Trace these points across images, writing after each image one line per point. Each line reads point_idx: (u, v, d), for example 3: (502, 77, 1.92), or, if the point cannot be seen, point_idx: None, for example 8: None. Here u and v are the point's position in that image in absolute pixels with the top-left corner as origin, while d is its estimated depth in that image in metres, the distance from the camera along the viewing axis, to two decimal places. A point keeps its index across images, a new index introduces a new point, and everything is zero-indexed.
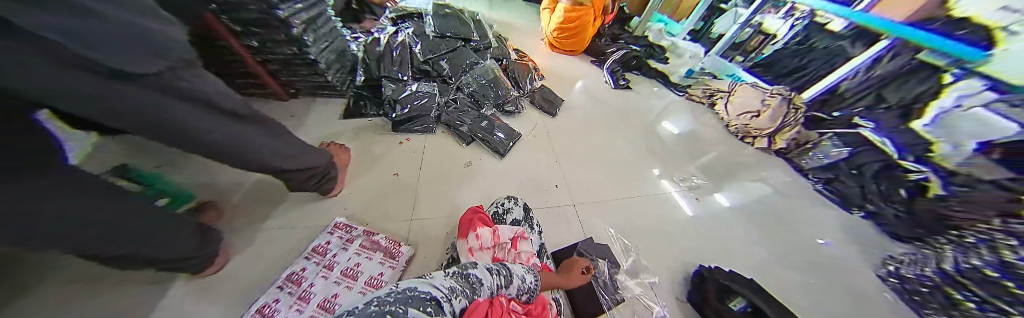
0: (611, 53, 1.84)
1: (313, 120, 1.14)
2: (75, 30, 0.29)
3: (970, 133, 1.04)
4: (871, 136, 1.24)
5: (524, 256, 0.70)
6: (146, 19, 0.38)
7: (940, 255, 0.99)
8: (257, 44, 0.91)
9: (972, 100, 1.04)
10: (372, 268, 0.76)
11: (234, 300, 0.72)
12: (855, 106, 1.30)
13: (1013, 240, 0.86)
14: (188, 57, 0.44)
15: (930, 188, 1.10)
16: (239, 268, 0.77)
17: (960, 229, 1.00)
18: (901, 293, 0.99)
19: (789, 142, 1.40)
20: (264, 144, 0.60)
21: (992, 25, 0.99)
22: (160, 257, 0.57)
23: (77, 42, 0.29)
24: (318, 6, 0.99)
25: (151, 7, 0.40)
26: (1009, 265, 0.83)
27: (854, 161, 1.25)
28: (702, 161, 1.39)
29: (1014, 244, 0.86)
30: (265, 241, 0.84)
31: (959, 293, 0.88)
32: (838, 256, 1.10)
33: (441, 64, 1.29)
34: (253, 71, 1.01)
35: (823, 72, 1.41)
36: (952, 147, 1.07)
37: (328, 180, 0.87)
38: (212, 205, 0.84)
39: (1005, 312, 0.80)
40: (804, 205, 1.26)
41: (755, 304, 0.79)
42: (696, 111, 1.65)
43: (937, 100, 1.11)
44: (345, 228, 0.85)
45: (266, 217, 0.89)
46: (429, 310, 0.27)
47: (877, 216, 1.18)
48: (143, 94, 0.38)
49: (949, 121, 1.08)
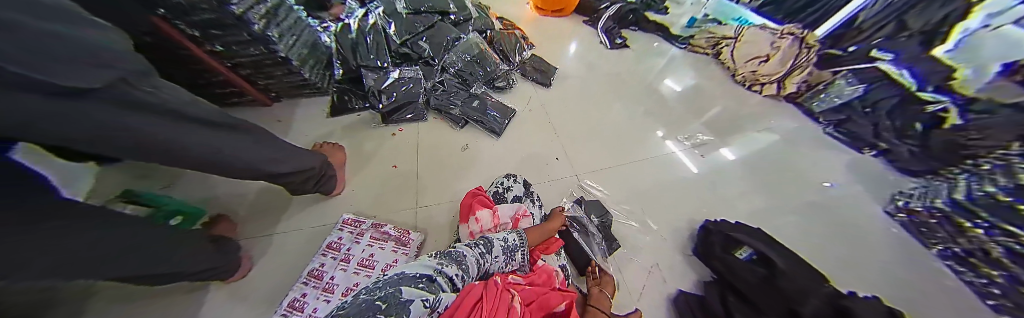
0: (604, 9, 1.68)
1: (301, 122, 1.12)
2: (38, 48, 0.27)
3: (997, 55, 0.88)
4: (889, 69, 1.12)
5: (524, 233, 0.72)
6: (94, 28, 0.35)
7: (953, 184, 0.96)
8: (222, 48, 0.86)
9: (1002, 19, 0.85)
10: (385, 257, 0.79)
11: (264, 299, 0.78)
12: (872, 39, 1.13)
13: None
14: (141, 67, 0.40)
15: (946, 119, 1.02)
16: (262, 271, 0.82)
17: (975, 158, 0.93)
18: (911, 226, 1.01)
19: (800, 85, 1.32)
20: (246, 151, 0.58)
21: None
22: (186, 271, 0.60)
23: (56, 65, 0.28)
24: None
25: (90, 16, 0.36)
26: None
27: (868, 99, 1.18)
28: (706, 117, 1.33)
29: None
30: (282, 244, 0.87)
31: (971, 222, 0.87)
32: (843, 197, 1.10)
33: (421, 44, 1.20)
34: (227, 78, 0.97)
35: (839, 3, 1.17)
36: (976, 72, 0.93)
37: (328, 179, 0.87)
38: (223, 218, 0.86)
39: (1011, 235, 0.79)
40: (812, 150, 1.23)
41: (760, 252, 0.80)
42: (700, 64, 1.56)
43: (964, 21, 0.93)
44: (354, 223, 0.87)
45: (276, 223, 0.91)
46: (422, 286, 0.33)
47: (889, 154, 1.14)
48: (112, 112, 0.35)
49: (971, 45, 0.92)
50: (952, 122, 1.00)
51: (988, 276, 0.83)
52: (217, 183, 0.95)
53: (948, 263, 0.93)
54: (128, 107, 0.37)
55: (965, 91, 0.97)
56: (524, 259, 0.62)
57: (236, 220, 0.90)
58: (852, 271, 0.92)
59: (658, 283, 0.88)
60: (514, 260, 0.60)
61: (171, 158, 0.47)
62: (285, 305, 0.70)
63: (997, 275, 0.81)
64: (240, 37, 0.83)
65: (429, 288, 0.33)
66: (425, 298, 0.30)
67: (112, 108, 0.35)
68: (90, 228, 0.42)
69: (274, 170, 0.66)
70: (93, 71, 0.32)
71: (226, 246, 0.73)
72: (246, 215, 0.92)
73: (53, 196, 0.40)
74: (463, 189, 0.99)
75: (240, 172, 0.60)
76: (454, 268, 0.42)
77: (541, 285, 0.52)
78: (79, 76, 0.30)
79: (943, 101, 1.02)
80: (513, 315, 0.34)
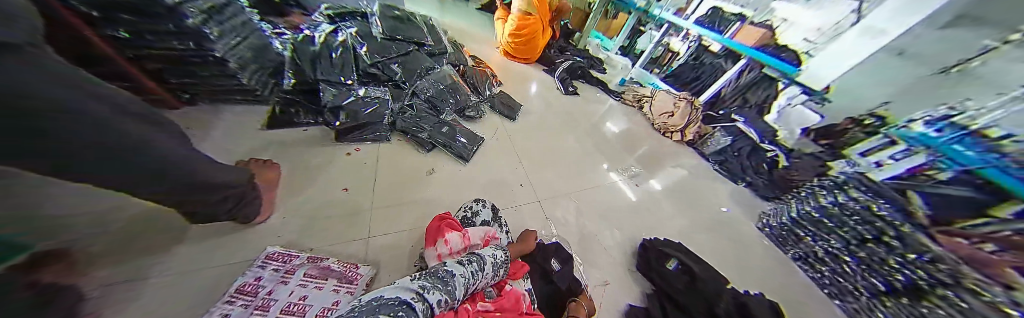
0: (560, 63, 1.96)
1: (223, 135, 0.87)
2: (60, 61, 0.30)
3: (845, 110, 1.18)
4: (744, 128, 1.49)
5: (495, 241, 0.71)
6: (50, 57, 0.31)
7: (788, 205, 1.22)
8: (129, 36, 0.63)
9: (795, 101, 1.35)
10: (324, 298, 0.55)
11: None
12: (731, 106, 1.61)
13: (845, 177, 1.08)
14: (142, 111, 0.40)
15: (832, 167, 1.18)
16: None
17: (798, 188, 1.23)
18: (772, 237, 1.19)
19: (694, 134, 1.63)
20: (187, 165, 0.46)
21: (799, 50, 1.34)
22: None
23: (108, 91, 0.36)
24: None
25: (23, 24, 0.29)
26: (858, 200, 0.99)
27: (735, 146, 1.50)
28: (638, 154, 1.51)
29: (864, 197, 0.98)
30: (158, 290, 0.56)
31: (804, 233, 1.10)
32: (735, 219, 1.28)
33: (393, 67, 1.14)
34: (143, 81, 0.73)
35: (710, 81, 1.72)
36: (825, 126, 1.25)
37: (250, 203, 0.66)
38: (66, 252, 0.52)
39: (848, 247, 0.97)
40: (711, 182, 1.46)
41: (683, 262, 0.92)
42: (629, 114, 1.83)
43: (776, 101, 1.44)
44: (282, 259, 0.65)
45: (156, 262, 0.61)
46: (401, 315, 0.31)
47: (752, 185, 1.41)
48: (73, 104, 0.31)
49: (786, 116, 1.39)
50: (874, 179, 1.03)
51: (875, 315, 0.89)
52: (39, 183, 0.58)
53: (826, 291, 1.02)
54: (117, 111, 0.36)
55: (874, 154, 1.07)
56: (505, 273, 0.63)
57: (81, 260, 0.54)
58: (758, 279, 1.03)
59: (613, 299, 0.87)
60: (499, 273, 0.60)
61: (128, 173, 0.40)
62: None
63: (875, 281, 0.89)
64: (162, 27, 0.67)
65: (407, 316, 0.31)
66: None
67: (105, 111, 0.34)
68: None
69: (212, 178, 0.52)
70: (84, 84, 0.33)
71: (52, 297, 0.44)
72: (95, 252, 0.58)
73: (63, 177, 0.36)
74: (423, 204, 0.92)
75: (148, 185, 0.43)
76: (437, 294, 0.40)
77: (512, 309, 0.53)
78: (117, 100, 0.37)
79: (841, 161, 1.16)
80: None
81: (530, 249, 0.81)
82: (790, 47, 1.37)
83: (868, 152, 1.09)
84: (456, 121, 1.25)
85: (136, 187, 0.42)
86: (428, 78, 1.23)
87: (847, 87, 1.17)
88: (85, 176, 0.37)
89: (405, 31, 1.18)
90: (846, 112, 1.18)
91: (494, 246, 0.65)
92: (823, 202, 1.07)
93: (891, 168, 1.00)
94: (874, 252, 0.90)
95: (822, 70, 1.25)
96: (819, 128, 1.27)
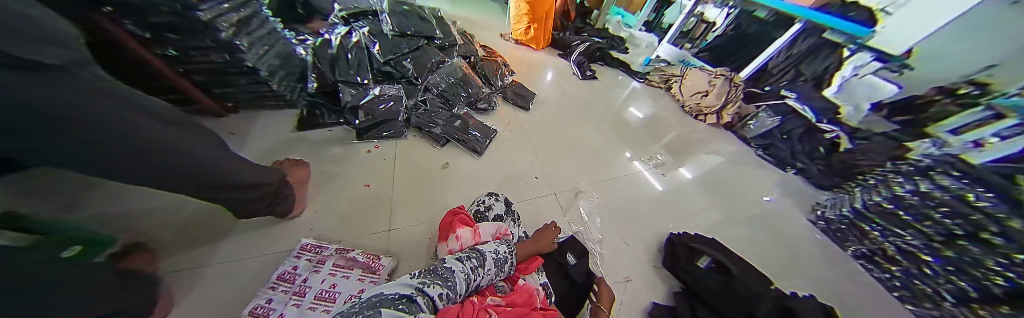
0: (576, 46, 1.83)
1: (261, 138, 0.96)
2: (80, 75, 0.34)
3: (929, 79, 1.02)
4: (796, 104, 1.30)
5: (503, 234, 0.71)
6: (84, 74, 0.35)
7: (852, 195, 1.05)
8: (176, 54, 0.72)
9: (865, 70, 1.17)
10: (349, 287, 0.62)
11: None
12: (780, 80, 1.38)
13: (925, 160, 0.91)
14: (174, 117, 0.45)
15: (910, 148, 0.99)
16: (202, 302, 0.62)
17: (865, 174, 1.04)
18: (828, 233, 1.04)
19: (733, 116, 1.45)
20: (219, 165, 0.51)
21: (874, 8, 1.15)
22: (122, 300, 0.47)
23: (132, 101, 0.39)
24: (251, 5, 0.88)
25: (56, 45, 0.33)
26: (944, 189, 0.81)
27: (784, 128, 1.30)
28: (665, 141, 1.39)
29: (952, 185, 0.80)
30: (218, 276, 0.66)
31: (869, 226, 0.94)
32: (781, 211, 1.13)
33: (405, 64, 1.15)
34: (190, 95, 0.82)
35: (753, 55, 1.50)
36: (902, 99, 1.08)
37: (282, 200, 0.72)
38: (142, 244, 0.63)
39: (933, 247, 0.80)
40: (751, 170, 1.30)
41: (717, 260, 0.84)
42: (655, 96, 1.67)
43: (840, 71, 1.24)
44: (315, 249, 0.72)
45: (212, 252, 0.70)
46: (402, 308, 0.31)
47: (805, 172, 1.23)
48: (105, 112, 0.35)
49: (850, 87, 1.21)
50: (973, 161, 0.84)
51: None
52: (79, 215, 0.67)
53: (896, 295, 0.87)
54: (151, 118, 0.41)
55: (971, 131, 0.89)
56: (510, 270, 0.63)
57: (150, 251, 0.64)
58: (806, 279, 0.92)
59: (635, 295, 0.84)
60: (502, 271, 0.60)
61: (169, 174, 0.45)
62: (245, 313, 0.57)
63: (963, 284, 0.73)
64: (201, 42, 0.73)
65: (408, 308, 0.32)
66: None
67: (138, 118, 0.39)
68: (14, 252, 0.34)
69: (246, 179, 0.57)
70: (116, 97, 0.37)
71: (131, 279, 0.52)
72: (168, 243, 0.69)
73: (118, 177, 0.42)
74: (438, 198, 0.94)
75: (190, 185, 0.49)
76: (437, 288, 0.41)
77: (523, 304, 0.52)
78: (152, 110, 0.41)
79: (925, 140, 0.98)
80: None
81: (546, 247, 0.78)
82: (861, 4, 1.18)
83: (964, 129, 0.91)
84: (468, 114, 1.24)
85: (180, 187, 0.48)
86: (439, 72, 1.23)
87: (932, 51, 1.01)
88: (134, 177, 0.43)
89: (410, 25, 1.17)
90: (933, 81, 1.01)
91: (501, 243, 0.65)
92: (896, 192, 0.91)
93: (997, 147, 0.81)
94: (966, 251, 0.74)
95: (900, 31, 1.08)
96: (893, 103, 1.10)
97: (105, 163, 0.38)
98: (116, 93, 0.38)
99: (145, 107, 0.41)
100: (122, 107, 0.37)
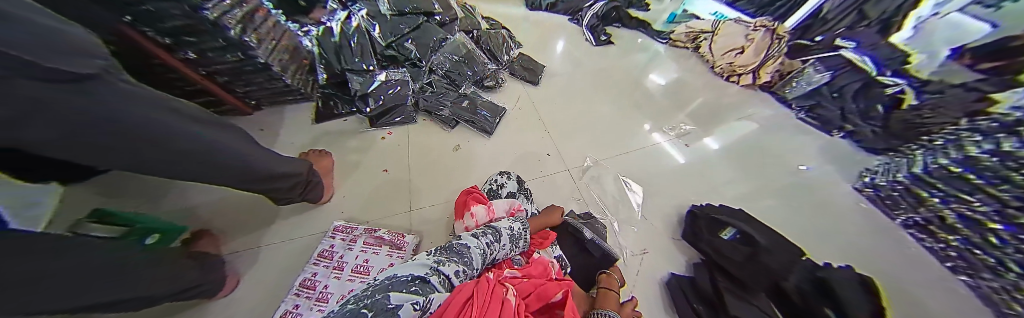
0: (588, 6, 1.63)
1: (288, 133, 1.03)
2: (126, 86, 0.36)
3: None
4: (852, 56, 1.10)
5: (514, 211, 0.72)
6: (126, 84, 0.37)
7: (911, 159, 0.91)
8: (196, 56, 0.77)
9: (951, 5, 0.86)
10: (381, 262, 0.69)
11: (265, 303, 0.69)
12: (837, 27, 1.13)
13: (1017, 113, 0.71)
14: (204, 119, 0.48)
15: (997, 100, 0.76)
16: (263, 278, 0.73)
17: (929, 135, 0.89)
18: (876, 201, 0.96)
19: (773, 74, 1.31)
20: (249, 159, 0.54)
21: None
22: (192, 280, 0.55)
23: (173, 106, 0.43)
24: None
25: (94, 59, 0.35)
26: None
27: (835, 84, 1.15)
28: (690, 108, 1.28)
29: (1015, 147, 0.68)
30: (272, 256, 0.77)
31: (928, 193, 0.83)
32: (820, 180, 1.06)
33: (407, 45, 1.12)
34: (219, 96, 0.92)
35: None
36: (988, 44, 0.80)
37: (313, 188, 0.78)
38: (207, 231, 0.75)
39: (1006, 215, 0.67)
40: (789, 136, 1.19)
41: (743, 232, 0.80)
42: (680, 59, 1.51)
43: (915, 10, 0.94)
44: (346, 230, 0.78)
45: (263, 236, 0.80)
46: (416, 289, 0.33)
47: (856, 135, 1.10)
48: (150, 115, 0.38)
49: (927, 31, 0.92)
50: None
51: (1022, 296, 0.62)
52: (161, 211, 0.80)
53: (948, 265, 0.78)
54: (187, 121, 0.44)
55: None
56: (526, 244, 0.66)
57: (211, 236, 0.75)
58: (840, 250, 0.88)
59: (652, 268, 0.85)
60: (517, 245, 0.63)
61: (209, 170, 0.49)
62: (297, 285, 0.65)
63: None
64: (216, 43, 0.75)
65: (420, 290, 0.33)
66: (414, 301, 0.29)
67: (177, 120, 0.42)
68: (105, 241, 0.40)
69: (276, 170, 0.62)
70: (158, 103, 0.40)
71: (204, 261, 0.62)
72: (224, 230, 0.80)
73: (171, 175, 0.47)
74: (454, 180, 0.97)
75: (229, 178, 0.53)
76: (453, 266, 0.43)
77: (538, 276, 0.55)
78: (187, 113, 0.45)
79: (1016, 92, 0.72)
80: (508, 306, 0.36)
81: (555, 222, 0.81)
82: None
83: None
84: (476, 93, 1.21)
85: (223, 180, 0.54)
86: (442, 51, 1.18)
87: None
88: (183, 175, 0.48)
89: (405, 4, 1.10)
90: None
91: (515, 221, 0.66)
92: (969, 153, 0.77)
93: None
94: None
95: None
96: (978, 48, 0.82)
97: (157, 165, 0.43)
98: (158, 100, 0.41)
99: (181, 112, 0.44)
100: (165, 113, 0.41)
